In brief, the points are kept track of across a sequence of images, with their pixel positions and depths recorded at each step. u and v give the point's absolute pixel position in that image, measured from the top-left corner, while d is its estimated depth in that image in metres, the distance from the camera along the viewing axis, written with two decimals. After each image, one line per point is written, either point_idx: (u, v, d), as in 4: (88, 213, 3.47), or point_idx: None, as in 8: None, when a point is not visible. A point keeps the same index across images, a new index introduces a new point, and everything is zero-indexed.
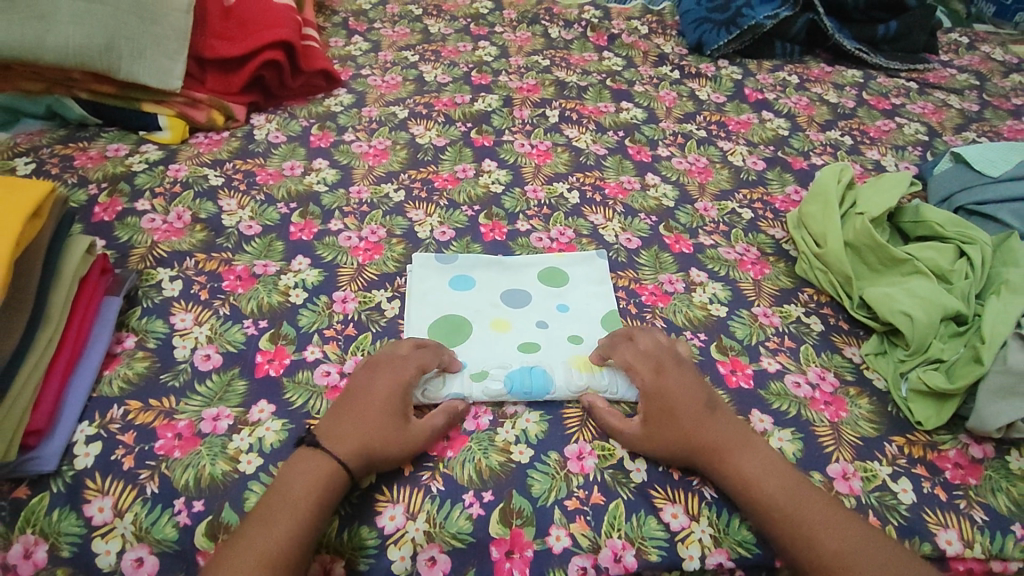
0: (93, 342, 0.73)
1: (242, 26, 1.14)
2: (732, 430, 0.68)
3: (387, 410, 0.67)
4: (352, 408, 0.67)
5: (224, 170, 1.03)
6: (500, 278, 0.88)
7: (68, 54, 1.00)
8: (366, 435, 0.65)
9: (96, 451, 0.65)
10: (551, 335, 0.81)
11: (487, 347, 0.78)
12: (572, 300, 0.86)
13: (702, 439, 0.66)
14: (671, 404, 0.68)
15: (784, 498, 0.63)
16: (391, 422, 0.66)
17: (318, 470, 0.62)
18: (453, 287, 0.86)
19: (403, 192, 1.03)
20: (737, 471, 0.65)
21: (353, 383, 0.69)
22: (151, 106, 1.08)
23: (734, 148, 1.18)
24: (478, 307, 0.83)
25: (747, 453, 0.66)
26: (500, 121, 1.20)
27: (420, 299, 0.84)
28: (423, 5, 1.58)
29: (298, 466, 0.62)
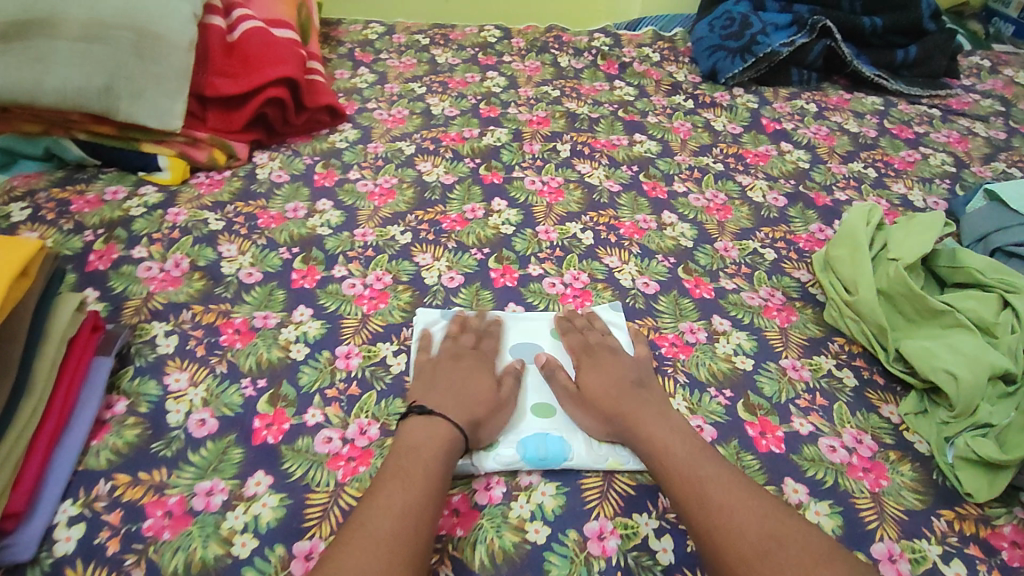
0: (81, 409, 0.68)
1: (245, 62, 1.11)
2: (684, 436, 0.68)
3: (490, 379, 0.73)
4: (453, 387, 0.71)
5: (224, 214, 0.99)
6: (510, 330, 0.83)
7: (66, 96, 0.97)
8: (475, 402, 0.70)
9: (79, 534, 0.61)
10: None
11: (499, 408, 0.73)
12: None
13: (648, 438, 0.67)
14: (620, 401, 0.71)
15: (731, 501, 0.60)
16: (492, 390, 0.72)
17: (441, 435, 0.65)
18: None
19: (410, 234, 0.99)
20: (673, 475, 0.64)
21: (462, 367, 0.74)
22: (151, 146, 1.05)
23: (753, 183, 1.14)
24: None
25: (700, 463, 0.64)
26: (510, 156, 1.17)
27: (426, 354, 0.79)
28: (431, 34, 1.55)
29: (424, 429, 0.66)
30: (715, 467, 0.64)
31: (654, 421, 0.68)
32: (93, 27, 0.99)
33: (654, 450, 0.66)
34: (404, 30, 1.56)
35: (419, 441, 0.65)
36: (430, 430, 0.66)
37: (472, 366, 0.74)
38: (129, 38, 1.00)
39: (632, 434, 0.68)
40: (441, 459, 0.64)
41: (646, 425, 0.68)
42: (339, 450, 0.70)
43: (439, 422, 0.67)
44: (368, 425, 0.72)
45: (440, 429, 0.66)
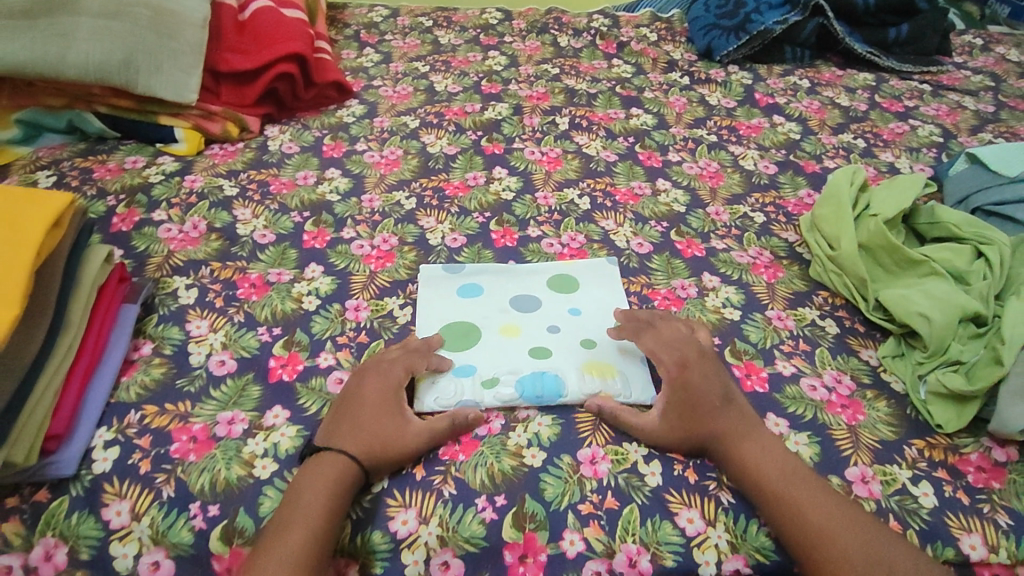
0: (112, 349, 0.73)
1: (257, 39, 1.16)
2: (776, 453, 0.67)
3: (394, 411, 0.68)
4: (354, 417, 0.68)
5: (239, 181, 1.04)
6: (509, 285, 0.88)
7: (89, 70, 1.02)
8: (371, 439, 0.66)
9: (114, 456, 0.66)
10: (564, 339, 0.80)
11: (499, 350, 0.79)
12: (585, 305, 0.85)
13: (744, 455, 0.66)
14: (709, 423, 0.68)
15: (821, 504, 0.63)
16: (394, 419, 0.68)
17: (337, 470, 0.63)
18: (463, 294, 0.86)
19: (414, 199, 1.04)
20: (764, 477, 0.65)
21: (364, 392, 0.70)
22: (168, 119, 1.11)
23: (745, 152, 1.18)
24: (489, 314, 0.83)
25: (798, 486, 0.64)
26: (511, 129, 1.21)
27: (430, 306, 0.85)
28: (434, 17, 1.60)
29: (326, 458, 0.64)
30: (809, 488, 0.64)
31: (750, 444, 0.67)
32: (113, 4, 1.04)
33: (745, 473, 0.66)
34: (409, 14, 1.60)
35: (311, 467, 0.64)
36: (320, 460, 0.64)
37: (380, 393, 0.69)
38: (147, 15, 1.06)
39: (723, 456, 0.67)
40: (336, 475, 0.63)
41: (743, 450, 0.67)
42: None
43: (332, 459, 0.64)
44: None
45: (329, 462, 0.64)
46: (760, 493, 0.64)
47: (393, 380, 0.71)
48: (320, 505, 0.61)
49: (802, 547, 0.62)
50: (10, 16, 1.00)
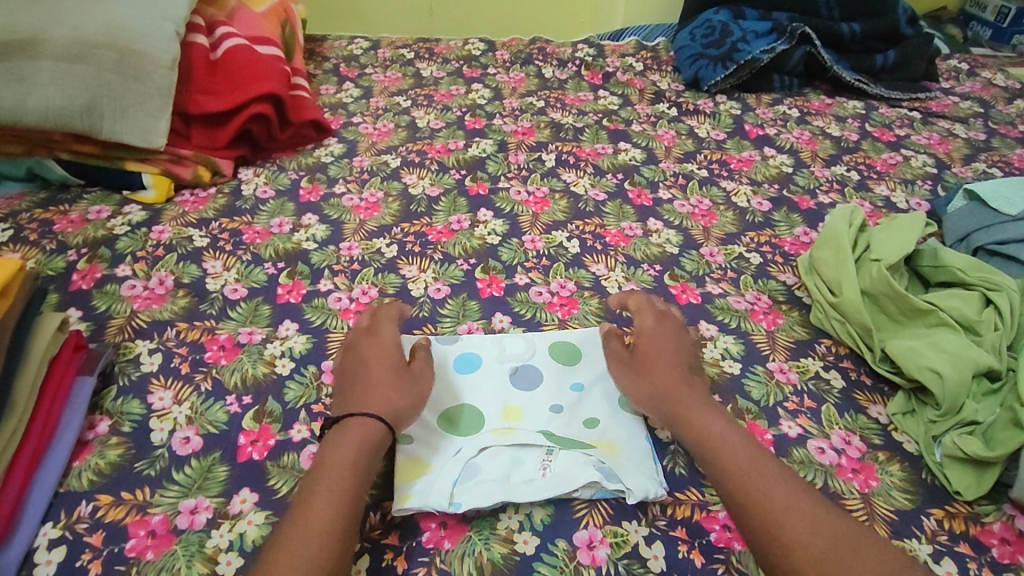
0: (63, 430, 0.67)
1: (228, 78, 1.11)
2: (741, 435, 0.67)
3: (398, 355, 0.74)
4: (369, 382, 0.70)
5: (209, 231, 0.99)
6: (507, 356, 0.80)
7: (49, 116, 0.98)
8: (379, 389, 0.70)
9: (59, 557, 0.59)
10: (569, 415, 0.74)
11: (487, 386, 0.77)
12: (585, 364, 0.80)
13: (702, 426, 0.68)
14: (677, 389, 0.72)
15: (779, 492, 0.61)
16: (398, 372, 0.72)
17: (360, 441, 0.64)
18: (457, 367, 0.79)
19: (396, 246, 0.99)
20: (724, 454, 0.65)
21: (363, 363, 0.73)
22: (135, 165, 1.05)
23: (737, 188, 1.14)
24: (488, 393, 0.76)
25: (754, 464, 0.64)
26: (496, 166, 1.17)
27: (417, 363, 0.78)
28: (415, 48, 1.56)
29: (346, 437, 0.65)
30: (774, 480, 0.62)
31: (703, 413, 0.69)
32: (75, 47, 0.99)
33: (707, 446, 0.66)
34: (390, 45, 1.57)
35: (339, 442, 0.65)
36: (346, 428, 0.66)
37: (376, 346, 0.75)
38: (112, 57, 1.01)
39: (685, 427, 0.69)
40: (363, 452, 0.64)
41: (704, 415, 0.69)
42: None
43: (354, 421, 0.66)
44: None
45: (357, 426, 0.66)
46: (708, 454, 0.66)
47: (383, 333, 0.78)
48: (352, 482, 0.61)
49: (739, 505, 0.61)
50: None
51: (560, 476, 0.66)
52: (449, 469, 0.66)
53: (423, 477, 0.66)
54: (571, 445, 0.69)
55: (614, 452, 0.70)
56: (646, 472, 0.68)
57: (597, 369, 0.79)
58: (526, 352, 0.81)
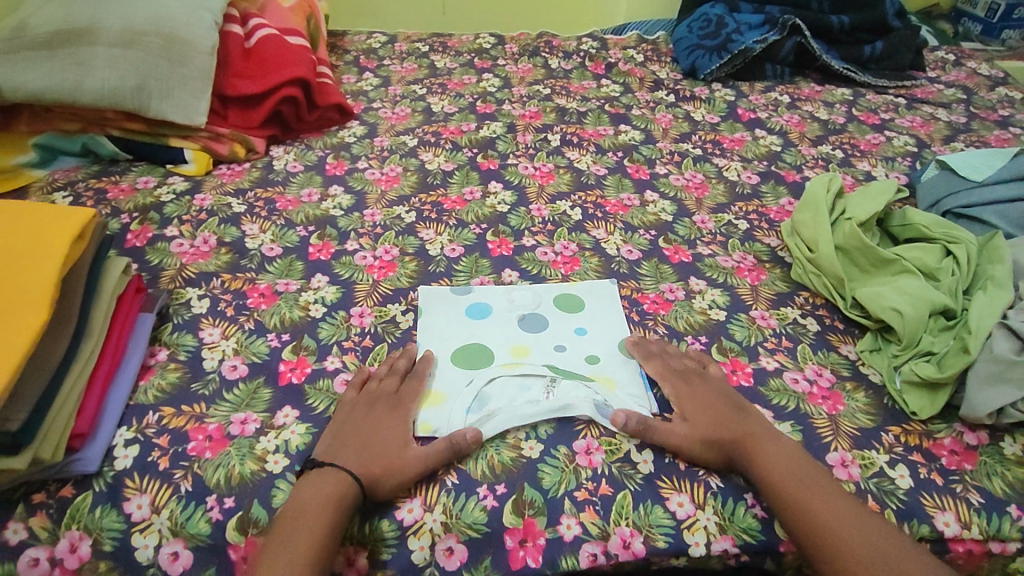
0: (130, 354, 0.77)
1: (261, 65, 1.23)
2: (796, 463, 0.69)
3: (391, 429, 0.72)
4: (365, 447, 0.70)
5: (246, 199, 1.09)
6: (515, 305, 0.91)
7: (103, 96, 1.09)
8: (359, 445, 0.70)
9: (134, 453, 0.69)
10: (570, 353, 0.84)
11: (497, 329, 0.87)
12: (586, 312, 0.90)
13: (763, 461, 0.69)
14: (737, 429, 0.72)
15: (835, 521, 0.64)
16: (398, 445, 0.70)
17: (335, 492, 0.65)
18: (471, 314, 0.89)
19: (414, 213, 1.09)
20: (788, 487, 0.67)
21: (365, 422, 0.72)
22: (178, 141, 1.16)
23: (729, 165, 1.23)
24: (499, 334, 0.86)
25: (814, 493, 0.66)
26: (505, 146, 1.27)
27: (435, 314, 0.89)
28: (430, 42, 1.67)
29: (326, 482, 0.66)
30: (831, 506, 0.65)
31: (765, 445, 0.70)
32: (126, 35, 1.11)
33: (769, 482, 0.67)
34: (406, 40, 1.68)
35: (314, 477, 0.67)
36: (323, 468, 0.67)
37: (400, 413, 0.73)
38: (159, 43, 1.12)
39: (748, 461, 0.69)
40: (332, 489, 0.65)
41: (733, 421, 0.73)
42: None
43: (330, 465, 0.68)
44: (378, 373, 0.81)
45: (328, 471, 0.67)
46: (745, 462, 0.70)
47: (409, 398, 0.75)
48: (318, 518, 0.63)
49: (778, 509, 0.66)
50: (33, 48, 1.09)
51: (557, 401, 0.76)
52: (463, 398, 0.77)
53: (439, 403, 0.77)
54: (573, 378, 0.79)
55: (609, 384, 0.80)
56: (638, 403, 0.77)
57: (597, 317, 0.89)
58: (531, 302, 0.91)
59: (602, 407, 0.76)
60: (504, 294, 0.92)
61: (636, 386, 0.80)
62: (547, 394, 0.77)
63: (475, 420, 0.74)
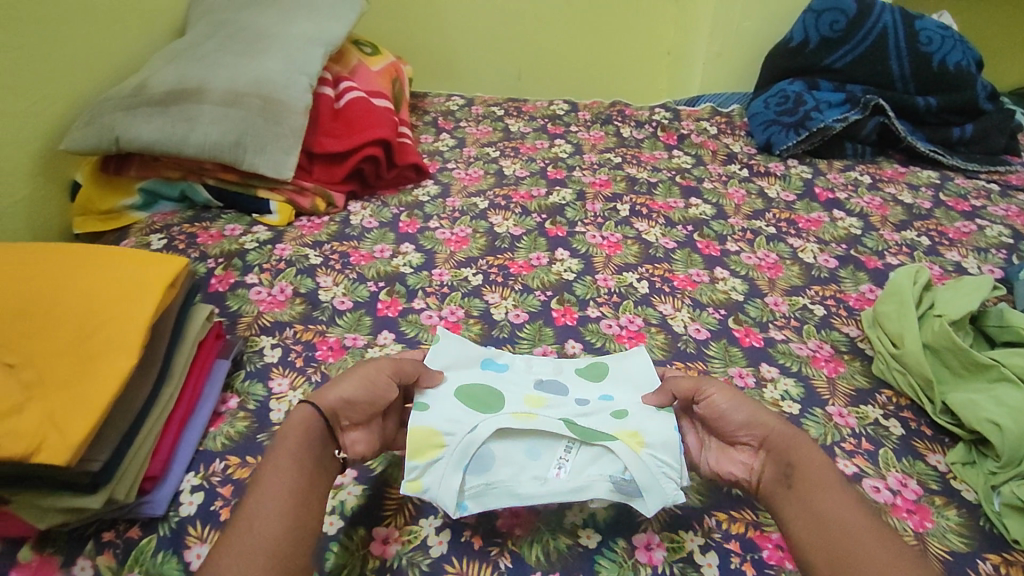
0: (204, 401, 0.80)
1: (347, 125, 1.30)
2: (829, 479, 0.66)
3: (345, 398, 0.69)
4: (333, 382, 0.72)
5: (323, 251, 1.14)
6: (536, 369, 0.83)
7: (205, 149, 1.17)
8: (284, 486, 0.62)
9: (199, 501, 0.71)
10: (593, 411, 0.76)
11: (513, 384, 0.79)
12: (612, 381, 0.83)
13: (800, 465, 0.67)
14: (782, 439, 0.70)
15: (859, 536, 0.61)
16: (361, 368, 0.72)
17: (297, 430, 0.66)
18: (487, 366, 0.82)
19: (481, 276, 1.10)
20: (818, 496, 0.64)
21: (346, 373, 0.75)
22: (265, 192, 1.23)
23: (805, 245, 1.20)
24: (513, 388, 0.78)
25: (845, 510, 0.63)
26: (574, 213, 1.28)
27: (447, 354, 0.82)
28: (505, 106, 1.73)
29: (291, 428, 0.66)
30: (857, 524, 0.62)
31: (805, 455, 0.68)
32: (231, 95, 1.21)
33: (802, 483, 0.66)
34: (482, 103, 1.75)
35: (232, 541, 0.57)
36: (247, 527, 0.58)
37: (359, 382, 0.70)
38: (258, 103, 1.21)
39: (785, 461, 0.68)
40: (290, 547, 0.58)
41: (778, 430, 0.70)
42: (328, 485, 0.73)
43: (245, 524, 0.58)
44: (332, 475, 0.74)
45: (260, 530, 0.58)
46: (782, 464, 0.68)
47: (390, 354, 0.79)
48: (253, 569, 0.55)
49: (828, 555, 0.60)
50: (148, 104, 1.19)
51: (571, 481, 0.68)
52: (465, 450, 0.68)
53: (433, 456, 0.68)
54: (593, 438, 0.70)
55: (635, 442, 0.70)
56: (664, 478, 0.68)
57: (623, 386, 0.82)
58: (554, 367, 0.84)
59: (621, 485, 0.68)
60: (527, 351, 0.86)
61: (669, 448, 0.70)
62: (559, 469, 0.69)
63: (471, 494, 0.67)
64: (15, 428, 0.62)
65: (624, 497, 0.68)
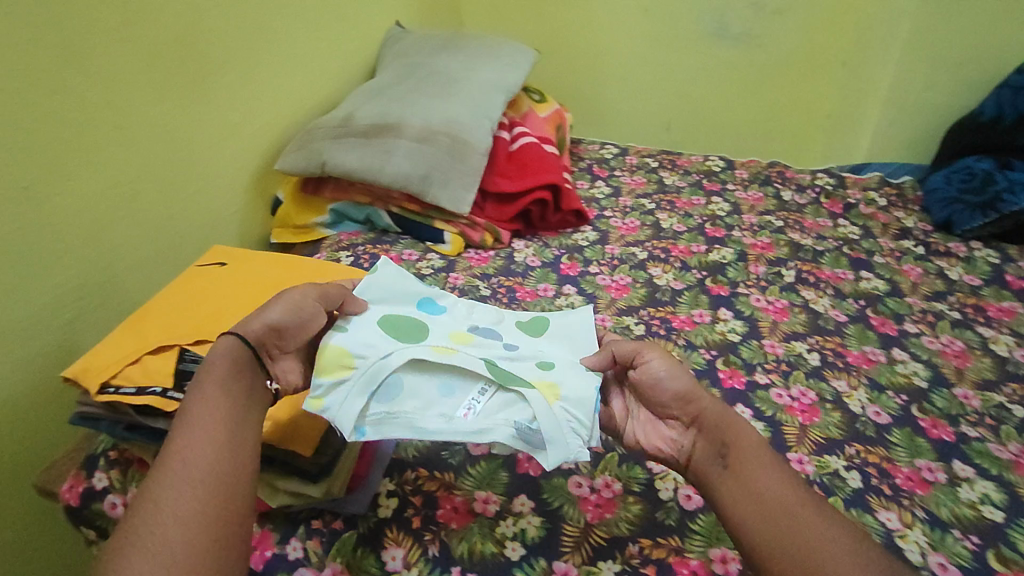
0: None
1: (521, 167, 1.37)
2: (752, 440, 0.69)
3: (270, 326, 0.73)
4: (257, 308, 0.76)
5: (491, 284, 1.21)
6: (466, 318, 0.89)
7: (397, 180, 1.27)
8: (216, 417, 0.65)
9: (394, 505, 0.77)
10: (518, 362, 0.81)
11: (439, 326, 0.85)
12: (545, 343, 0.86)
13: (734, 432, 0.70)
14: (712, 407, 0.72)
15: (779, 494, 0.63)
16: (290, 297, 0.76)
17: (226, 360, 0.69)
18: (422, 309, 0.88)
19: (643, 326, 1.12)
20: (743, 457, 0.67)
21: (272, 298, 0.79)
22: (441, 224, 1.33)
23: (997, 337, 1.11)
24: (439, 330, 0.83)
25: (769, 469, 0.66)
26: (736, 273, 1.27)
27: (393, 283, 0.87)
28: (659, 159, 1.76)
29: (217, 364, 0.69)
30: (776, 482, 0.65)
31: (742, 426, 0.71)
32: (424, 132, 1.31)
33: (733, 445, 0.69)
34: (636, 154, 1.79)
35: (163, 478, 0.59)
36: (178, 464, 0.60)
37: (290, 306, 0.75)
38: (446, 141, 1.30)
39: (719, 428, 0.70)
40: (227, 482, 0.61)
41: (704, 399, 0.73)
42: (494, 510, 0.78)
43: (180, 458, 0.61)
44: (489, 498, 0.79)
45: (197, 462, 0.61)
46: (717, 432, 0.70)
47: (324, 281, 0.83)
48: (195, 497, 0.59)
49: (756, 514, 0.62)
50: (353, 135, 1.32)
51: (478, 422, 0.72)
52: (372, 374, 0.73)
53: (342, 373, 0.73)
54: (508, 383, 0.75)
55: (551, 395, 0.74)
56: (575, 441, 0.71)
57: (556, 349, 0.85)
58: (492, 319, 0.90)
59: (523, 433, 0.71)
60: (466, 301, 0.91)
61: (584, 402, 0.74)
62: (467, 411, 0.74)
63: (372, 421, 0.72)
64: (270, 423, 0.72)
65: (524, 445, 0.71)
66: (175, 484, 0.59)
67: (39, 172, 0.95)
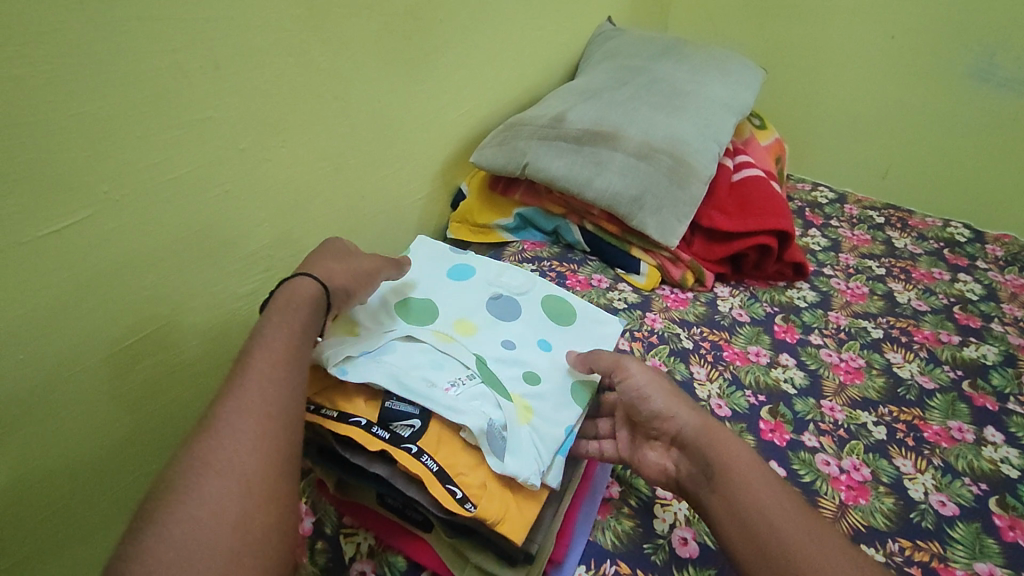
0: (594, 488, 0.76)
1: (743, 204, 1.19)
2: (737, 453, 0.67)
3: (347, 289, 0.72)
4: (333, 259, 0.74)
5: (693, 334, 1.06)
6: (494, 287, 0.88)
7: (603, 197, 1.13)
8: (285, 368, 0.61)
9: None
10: (513, 360, 0.77)
11: (460, 295, 0.85)
12: (564, 333, 0.84)
13: (718, 447, 0.67)
14: (698, 421, 0.70)
15: (775, 516, 0.61)
16: (366, 271, 0.76)
17: (304, 296, 0.67)
18: (452, 275, 0.88)
19: (885, 429, 0.91)
20: (731, 478, 0.65)
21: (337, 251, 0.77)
22: (638, 252, 1.18)
23: None
24: (456, 302, 0.83)
25: (759, 486, 0.64)
26: (1003, 381, 1.02)
27: (422, 261, 0.90)
28: (886, 214, 1.49)
29: (295, 301, 0.67)
30: (773, 503, 0.63)
31: (724, 437, 0.69)
32: (644, 148, 1.16)
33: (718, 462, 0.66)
34: (857, 204, 1.54)
35: (216, 485, 0.52)
36: (230, 465, 0.53)
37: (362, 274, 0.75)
38: (669, 162, 1.15)
39: (701, 446, 0.68)
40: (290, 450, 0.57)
41: (686, 411, 0.71)
42: None
43: (250, 406, 0.58)
44: None
45: (267, 414, 0.57)
46: (699, 449, 0.68)
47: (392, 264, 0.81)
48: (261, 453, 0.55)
49: (748, 543, 0.61)
50: (563, 138, 1.18)
51: (456, 401, 0.67)
52: (371, 342, 0.72)
53: (347, 334, 0.73)
54: (492, 385, 0.70)
55: (525, 415, 0.69)
56: (534, 454, 0.65)
57: (569, 341, 0.83)
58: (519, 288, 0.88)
59: (494, 433, 0.65)
60: (495, 268, 0.91)
61: (549, 440, 0.68)
62: (450, 387, 0.68)
63: (354, 368, 0.69)
64: (481, 487, 0.63)
65: (488, 448, 0.64)
66: (242, 434, 0.55)
67: (298, 130, 0.90)
